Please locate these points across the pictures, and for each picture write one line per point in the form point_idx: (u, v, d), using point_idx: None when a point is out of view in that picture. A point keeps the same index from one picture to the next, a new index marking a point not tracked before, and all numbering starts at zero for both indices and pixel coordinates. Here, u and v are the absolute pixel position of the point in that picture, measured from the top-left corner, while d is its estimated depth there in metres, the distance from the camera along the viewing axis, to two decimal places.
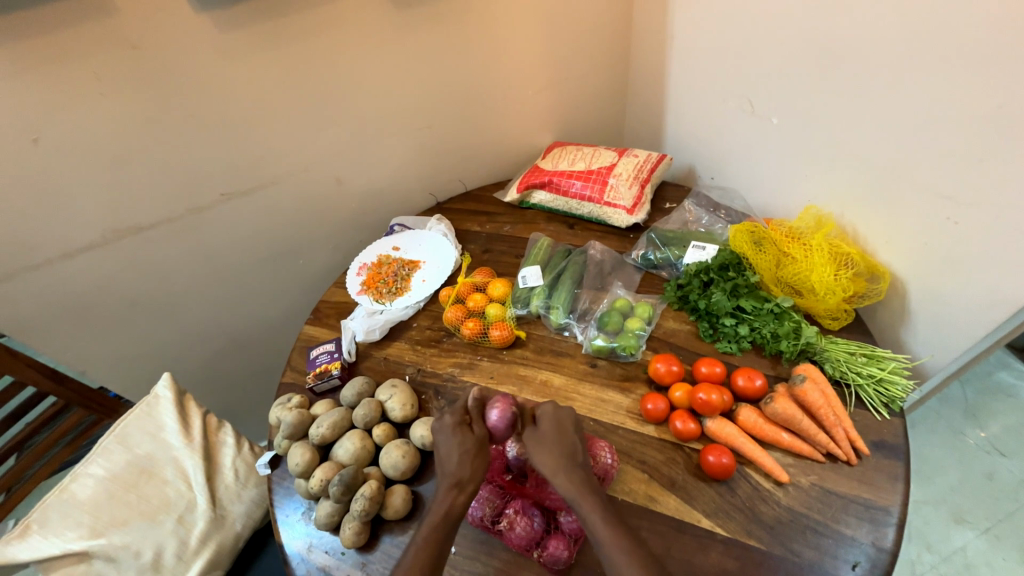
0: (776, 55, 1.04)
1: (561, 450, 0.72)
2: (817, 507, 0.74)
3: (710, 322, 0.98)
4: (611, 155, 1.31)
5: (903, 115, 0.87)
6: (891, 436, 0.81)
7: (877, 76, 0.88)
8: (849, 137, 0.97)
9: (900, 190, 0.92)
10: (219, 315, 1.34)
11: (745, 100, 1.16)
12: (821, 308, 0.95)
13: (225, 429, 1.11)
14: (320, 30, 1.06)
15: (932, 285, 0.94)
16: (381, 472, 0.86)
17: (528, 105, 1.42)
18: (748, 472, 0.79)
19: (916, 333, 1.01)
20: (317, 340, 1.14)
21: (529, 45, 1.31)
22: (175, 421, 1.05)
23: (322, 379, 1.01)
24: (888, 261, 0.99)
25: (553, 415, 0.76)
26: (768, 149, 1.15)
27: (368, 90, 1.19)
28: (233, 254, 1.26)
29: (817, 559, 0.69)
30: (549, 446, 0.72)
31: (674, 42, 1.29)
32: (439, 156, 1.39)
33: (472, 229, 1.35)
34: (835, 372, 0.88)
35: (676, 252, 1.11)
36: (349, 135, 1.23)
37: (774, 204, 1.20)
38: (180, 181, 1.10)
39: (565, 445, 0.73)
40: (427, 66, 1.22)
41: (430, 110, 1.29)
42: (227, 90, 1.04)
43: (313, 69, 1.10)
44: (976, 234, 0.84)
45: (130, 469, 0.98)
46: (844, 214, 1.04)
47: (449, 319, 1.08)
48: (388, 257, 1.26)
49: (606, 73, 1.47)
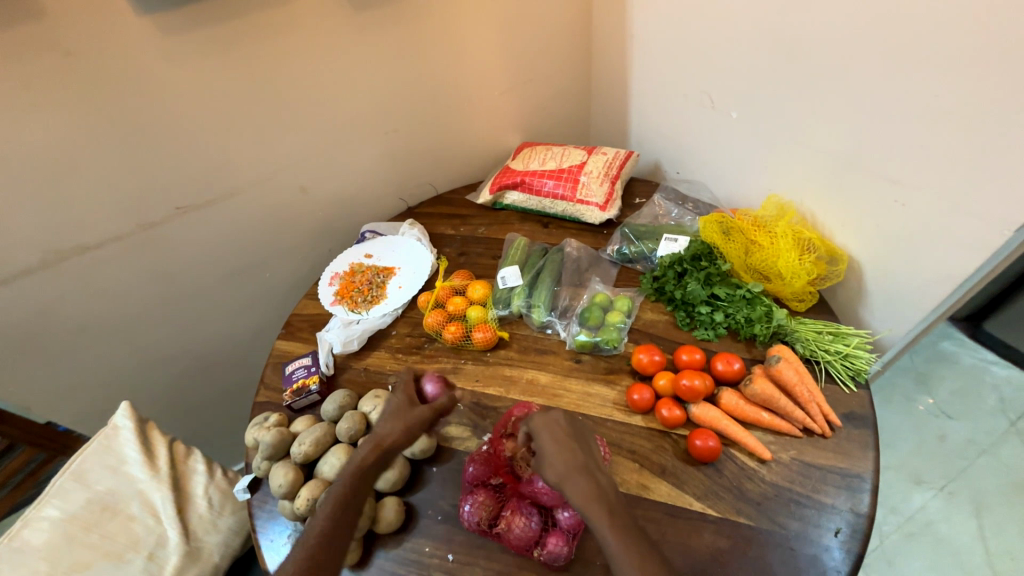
0: (733, 49, 1.09)
1: (570, 484, 0.69)
2: (799, 481, 0.78)
3: (686, 311, 1.01)
4: (580, 153, 1.33)
5: (850, 104, 0.93)
6: (859, 407, 0.86)
7: (824, 68, 0.94)
8: (803, 128, 1.03)
9: (851, 178, 0.99)
10: (181, 335, 1.27)
11: (704, 96, 1.20)
12: (788, 291, 0.99)
13: (194, 455, 1.05)
14: (276, 34, 1.03)
15: (886, 264, 1.00)
16: (370, 485, 0.84)
17: (495, 105, 1.42)
18: (733, 453, 0.82)
19: (874, 310, 1.07)
20: (291, 354, 1.10)
21: (492, 44, 1.31)
22: (138, 452, 0.98)
23: (300, 396, 0.98)
24: (845, 244, 1.05)
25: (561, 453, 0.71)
26: (729, 142, 1.20)
27: (330, 94, 1.16)
28: (193, 271, 1.19)
29: (802, 530, 0.73)
30: (553, 460, 0.71)
31: (633, 41, 1.33)
32: (408, 160, 1.37)
33: (446, 232, 1.33)
34: (806, 351, 0.92)
35: (650, 245, 1.14)
36: (313, 140, 1.19)
37: (738, 195, 1.25)
38: (132, 196, 1.04)
39: (573, 454, 0.72)
40: (390, 67, 1.20)
41: (396, 112, 1.27)
42: (178, 97, 0.99)
43: (270, 74, 1.06)
44: (920, 214, 0.91)
45: (90, 508, 0.91)
46: (803, 202, 1.10)
47: (429, 324, 1.06)
48: (361, 264, 1.23)
49: (570, 72, 1.50)
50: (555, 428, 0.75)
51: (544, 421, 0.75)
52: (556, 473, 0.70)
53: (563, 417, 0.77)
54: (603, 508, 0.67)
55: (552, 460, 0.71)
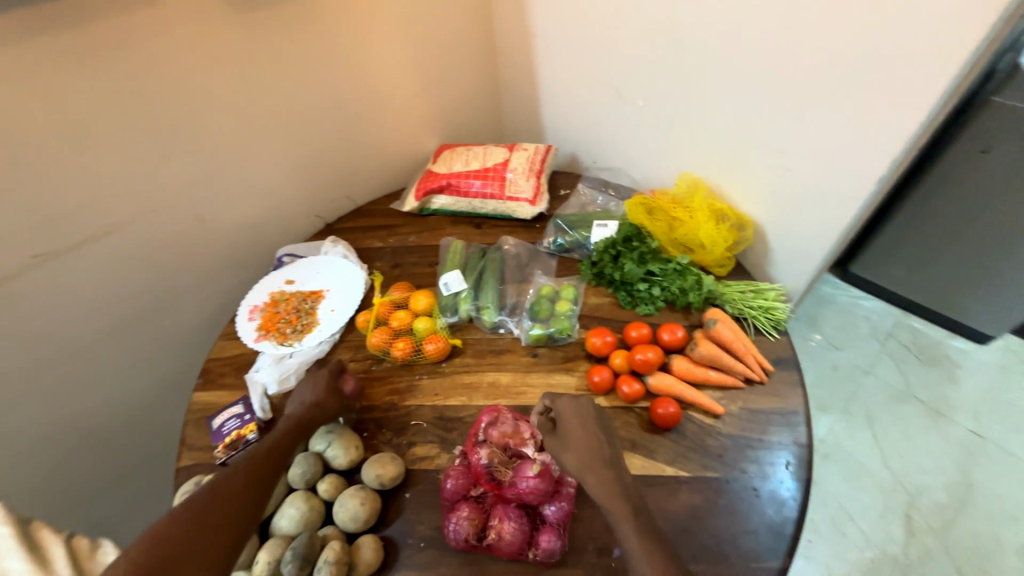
0: (630, 42, 1.16)
1: (591, 471, 0.70)
2: (749, 427, 0.86)
3: (627, 291, 1.06)
4: (502, 151, 1.33)
5: (735, 85, 1.04)
6: (784, 352, 0.97)
7: (710, 56, 1.04)
8: (700, 111, 1.13)
9: (745, 152, 1.11)
10: (61, 409, 1.05)
11: (610, 88, 1.27)
12: (710, 260, 1.09)
13: (104, 549, 0.85)
14: (142, 43, 0.89)
15: (783, 224, 1.14)
16: (339, 529, 0.76)
17: (407, 109, 1.37)
18: (691, 414, 0.88)
19: (778, 265, 1.22)
20: (216, 405, 0.96)
21: (396, 45, 1.26)
22: (22, 563, 0.77)
23: (236, 450, 0.88)
24: (748, 211, 1.18)
25: (581, 443, 0.73)
26: (638, 129, 1.28)
27: (219, 107, 1.03)
28: (67, 329, 0.99)
29: (759, 470, 0.80)
30: (575, 449, 0.73)
31: (536, 38, 1.36)
32: (320, 174, 1.27)
33: (375, 245, 1.26)
34: (735, 310, 1.01)
35: (584, 233, 1.18)
36: (205, 160, 1.05)
37: (652, 178, 1.34)
38: None
39: (594, 444, 0.73)
40: (287, 74, 1.10)
41: (299, 123, 1.17)
42: (16, 122, 0.82)
43: (139, 88, 0.92)
44: (803, 178, 1.05)
45: None
46: (709, 175, 1.20)
47: (375, 344, 0.99)
48: (284, 292, 1.12)
49: (478, 72, 1.49)
50: (579, 416, 0.77)
51: (570, 405, 0.78)
52: (577, 462, 0.71)
53: (590, 403, 0.79)
54: (621, 500, 0.67)
55: (574, 447, 0.73)
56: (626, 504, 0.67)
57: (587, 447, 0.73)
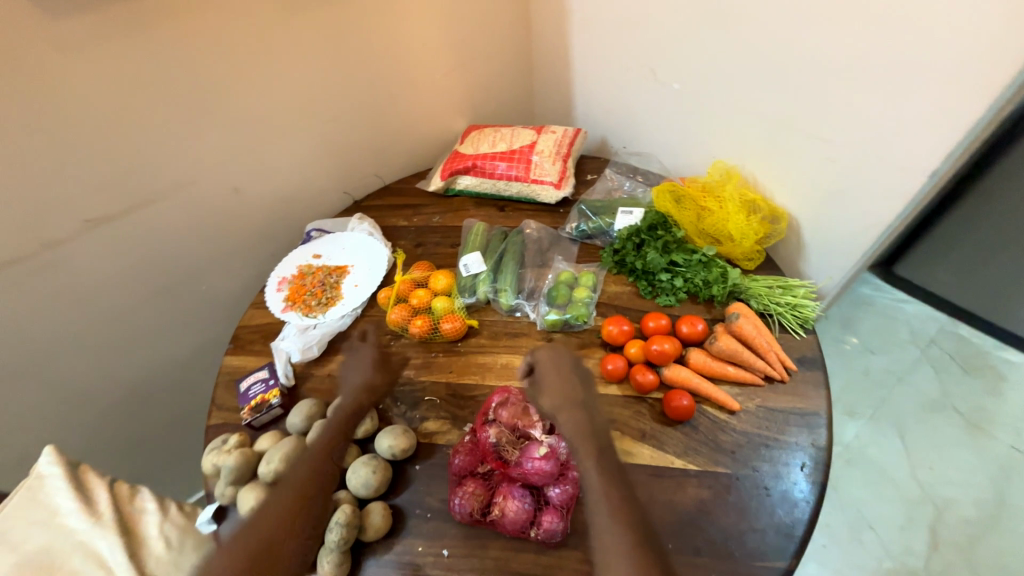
0: (671, 20, 1.11)
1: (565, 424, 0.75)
2: (765, 426, 0.84)
3: (648, 281, 1.04)
4: (530, 133, 1.32)
5: (781, 67, 0.98)
6: (810, 352, 0.93)
7: (755, 36, 0.99)
8: (740, 96, 1.08)
9: (785, 141, 1.05)
10: (108, 364, 1.13)
11: (646, 69, 1.23)
12: (738, 252, 1.05)
13: (142, 493, 0.95)
14: (185, 17, 0.92)
15: (821, 219, 1.08)
16: (351, 494, 0.80)
17: (437, 87, 1.36)
18: (705, 408, 0.86)
19: (811, 262, 1.16)
20: (244, 369, 1.01)
21: (429, 22, 1.25)
22: (72, 500, 0.87)
23: (261, 412, 0.91)
24: (784, 203, 1.12)
25: (557, 397, 0.78)
26: (673, 113, 1.23)
27: (255, 83, 1.06)
28: (114, 290, 1.06)
29: (773, 470, 0.78)
30: (552, 396, 0.79)
31: (572, 16, 1.32)
32: (350, 151, 1.29)
33: (400, 224, 1.28)
34: (760, 306, 0.98)
35: (607, 220, 1.16)
36: (241, 134, 1.09)
37: (684, 165, 1.30)
38: (26, 211, 0.90)
39: (568, 396, 0.78)
40: (321, 49, 1.11)
41: (332, 100, 1.19)
42: (70, 91, 0.86)
43: (181, 62, 0.95)
44: (846, 170, 0.99)
45: (21, 571, 0.79)
46: (745, 165, 1.15)
47: (394, 320, 1.02)
48: (311, 266, 1.15)
49: (511, 50, 1.47)
50: (554, 370, 0.81)
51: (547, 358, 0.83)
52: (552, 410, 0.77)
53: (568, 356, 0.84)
54: (590, 451, 0.71)
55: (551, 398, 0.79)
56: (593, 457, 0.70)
57: (563, 400, 0.78)
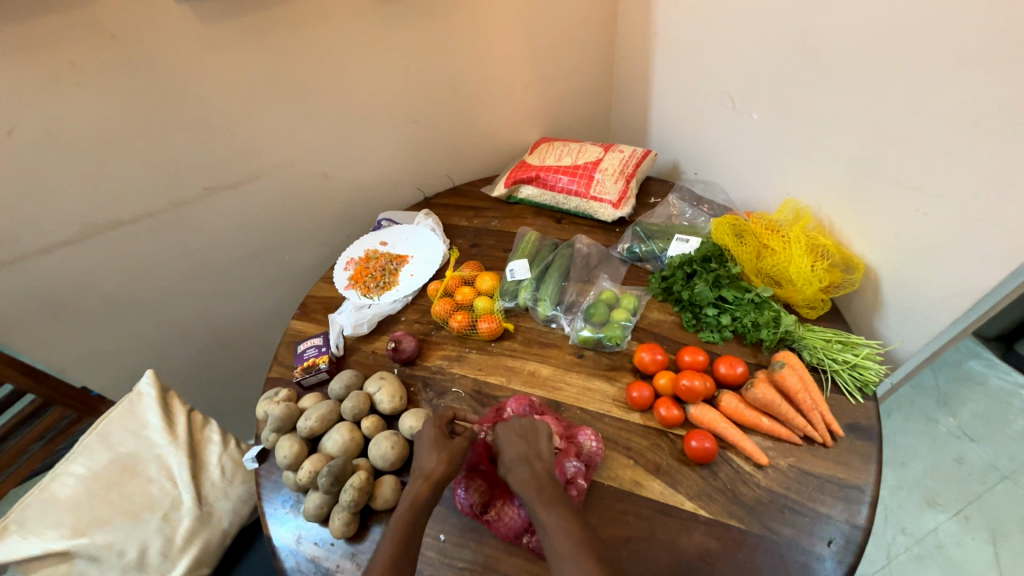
0: (758, 49, 1.06)
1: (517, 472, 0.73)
2: (795, 488, 0.77)
3: (692, 313, 1.00)
4: (597, 150, 1.33)
5: (874, 107, 0.90)
6: (865, 419, 0.84)
7: (849, 72, 0.92)
8: (825, 131, 1.00)
9: (872, 187, 0.96)
10: (203, 311, 1.33)
11: (725, 97, 1.19)
12: (799, 298, 0.98)
13: (210, 425, 1.10)
14: (304, 24, 1.06)
15: (906, 275, 0.97)
16: (370, 463, 0.87)
17: (515, 98, 1.42)
18: (730, 456, 0.82)
19: (888, 321, 1.05)
20: (304, 334, 1.14)
21: (516, 37, 1.32)
22: (158, 419, 1.04)
23: (310, 372, 1.02)
24: (862, 252, 1.02)
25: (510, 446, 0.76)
26: (749, 143, 1.18)
27: (353, 84, 1.18)
28: (218, 249, 1.25)
29: (794, 537, 0.72)
30: (506, 450, 0.76)
31: (658, 37, 1.31)
32: (427, 151, 1.39)
33: (460, 223, 1.35)
34: (813, 359, 0.90)
35: (661, 245, 1.13)
36: (336, 127, 1.22)
37: (755, 199, 1.23)
38: (163, 175, 1.09)
39: (521, 447, 0.76)
40: (414, 58, 1.22)
41: (417, 104, 1.29)
42: (210, 81, 1.03)
43: (296, 62, 1.09)
44: (941, 226, 0.88)
45: (113, 467, 0.97)
46: (822, 208, 1.07)
47: (437, 312, 1.08)
48: (376, 251, 1.26)
49: (593, 68, 1.49)
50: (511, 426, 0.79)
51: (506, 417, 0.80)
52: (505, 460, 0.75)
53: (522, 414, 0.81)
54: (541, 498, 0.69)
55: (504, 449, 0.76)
56: (539, 494, 0.70)
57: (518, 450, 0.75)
